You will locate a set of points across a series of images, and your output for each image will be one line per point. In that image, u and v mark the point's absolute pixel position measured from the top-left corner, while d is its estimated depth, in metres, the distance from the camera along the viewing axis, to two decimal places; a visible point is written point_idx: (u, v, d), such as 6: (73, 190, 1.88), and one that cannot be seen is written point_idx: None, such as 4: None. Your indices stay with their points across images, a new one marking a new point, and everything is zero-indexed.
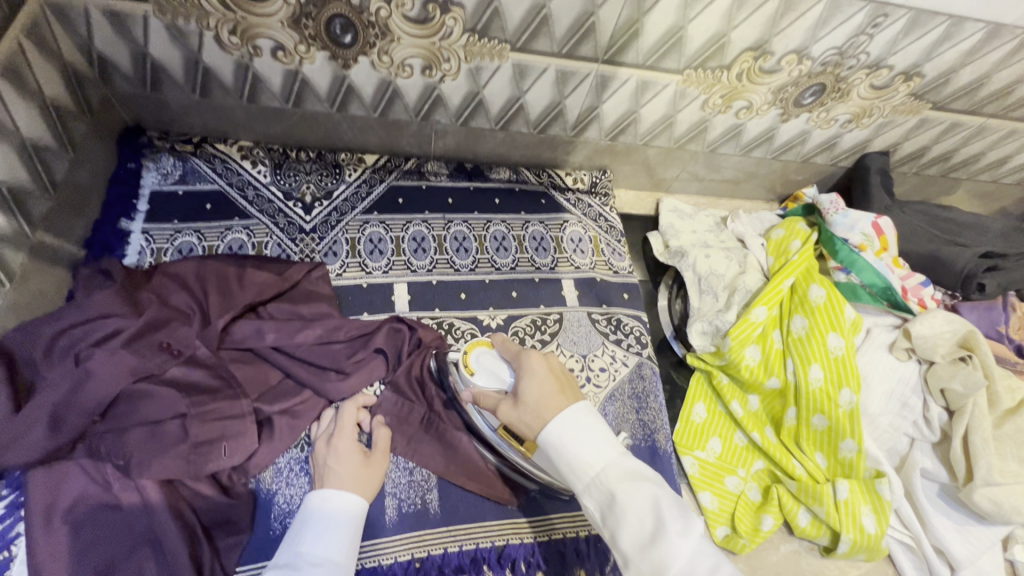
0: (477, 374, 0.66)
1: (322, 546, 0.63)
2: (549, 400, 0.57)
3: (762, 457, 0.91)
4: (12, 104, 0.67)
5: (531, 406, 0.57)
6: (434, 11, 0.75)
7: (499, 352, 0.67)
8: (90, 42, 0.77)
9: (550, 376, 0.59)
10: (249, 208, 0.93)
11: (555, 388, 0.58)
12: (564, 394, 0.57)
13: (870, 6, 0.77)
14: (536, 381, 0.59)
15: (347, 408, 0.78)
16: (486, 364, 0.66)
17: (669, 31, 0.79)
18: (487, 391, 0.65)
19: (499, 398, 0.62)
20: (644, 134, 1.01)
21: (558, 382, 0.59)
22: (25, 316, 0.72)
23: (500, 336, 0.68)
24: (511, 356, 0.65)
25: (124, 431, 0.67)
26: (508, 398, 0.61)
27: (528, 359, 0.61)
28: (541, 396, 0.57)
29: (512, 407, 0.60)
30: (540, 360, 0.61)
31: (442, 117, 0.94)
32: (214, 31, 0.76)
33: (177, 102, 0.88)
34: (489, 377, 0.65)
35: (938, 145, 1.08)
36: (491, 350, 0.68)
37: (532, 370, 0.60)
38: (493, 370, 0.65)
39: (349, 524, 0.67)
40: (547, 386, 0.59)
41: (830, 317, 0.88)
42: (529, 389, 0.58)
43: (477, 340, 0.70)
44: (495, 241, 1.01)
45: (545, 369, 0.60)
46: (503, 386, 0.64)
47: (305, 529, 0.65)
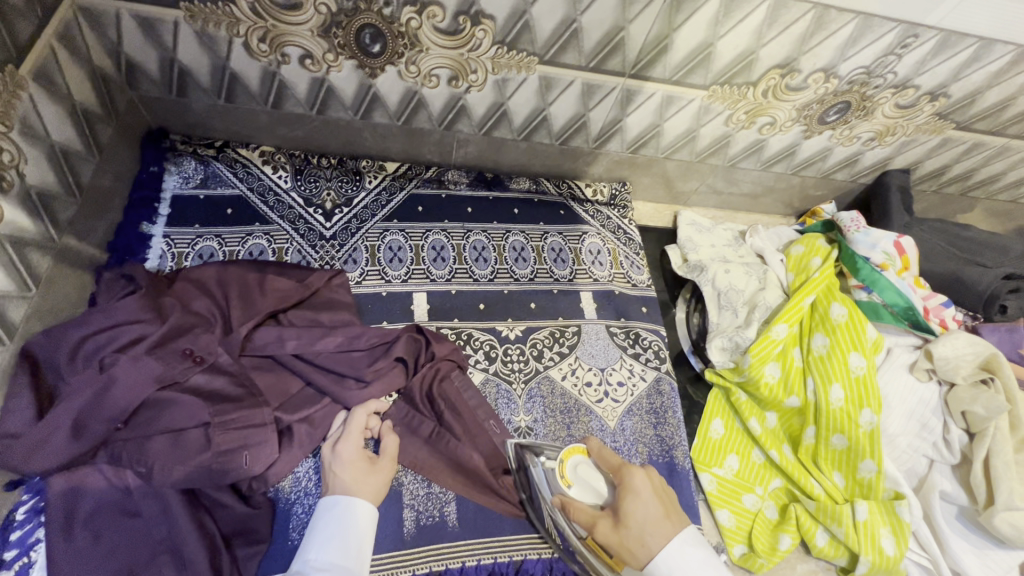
0: (573, 484, 0.68)
1: (328, 551, 0.63)
2: (656, 527, 0.59)
3: (779, 475, 0.91)
4: (43, 108, 0.67)
5: (636, 532, 0.59)
6: (464, 23, 0.75)
7: (596, 461, 0.68)
8: (119, 47, 0.77)
9: (655, 497, 0.61)
10: (269, 214, 0.93)
11: (661, 513, 0.60)
12: (668, 520, 0.60)
13: (900, 27, 0.76)
14: (643, 502, 0.61)
15: (356, 412, 0.76)
16: (583, 474, 0.68)
17: (697, 47, 0.79)
18: (582, 504, 0.66)
19: (594, 513, 0.63)
20: (666, 147, 1.01)
21: (660, 502, 0.62)
22: (48, 319, 0.71)
23: (595, 442, 0.70)
24: (610, 468, 0.67)
25: (147, 438, 0.67)
26: (607, 514, 0.63)
27: (630, 477, 0.63)
28: (648, 521, 0.60)
29: (612, 527, 0.61)
30: (643, 479, 0.63)
31: (465, 127, 0.94)
32: (243, 38, 0.76)
33: (201, 107, 0.88)
34: (586, 488, 0.67)
35: (959, 164, 1.07)
36: (588, 458, 0.69)
37: (638, 491, 0.62)
38: (589, 481, 0.67)
39: (355, 528, 0.66)
40: (652, 509, 0.61)
41: (850, 336, 0.87)
42: (636, 511, 0.60)
43: (570, 445, 0.71)
44: (514, 251, 1.01)
45: (650, 490, 0.62)
46: (600, 500, 0.66)
47: (313, 534, 0.66)
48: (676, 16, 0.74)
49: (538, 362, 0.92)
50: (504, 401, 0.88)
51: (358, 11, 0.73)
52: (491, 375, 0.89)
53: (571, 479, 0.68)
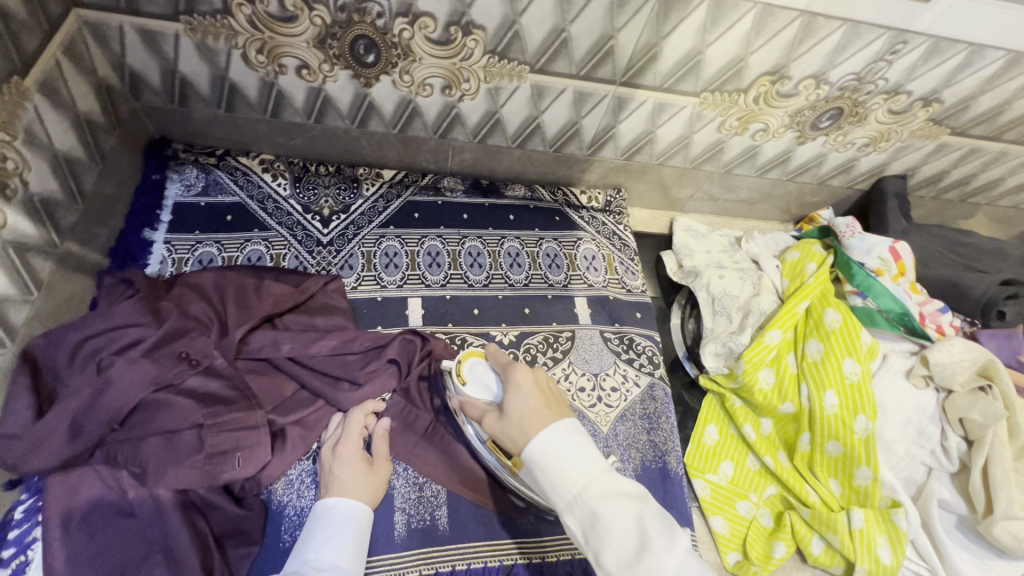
0: (468, 383, 0.66)
1: (326, 552, 0.64)
2: (533, 416, 0.55)
3: (775, 482, 0.90)
4: (48, 119, 0.70)
5: (515, 420, 0.56)
6: (455, 33, 0.76)
7: (491, 363, 0.66)
8: (123, 59, 0.79)
9: (535, 390, 0.58)
10: (268, 220, 0.94)
11: (541, 404, 0.57)
12: (548, 410, 0.56)
13: (889, 34, 0.77)
14: (522, 394, 0.58)
15: (355, 414, 0.78)
16: (478, 373, 0.66)
17: (686, 55, 0.80)
18: (477, 401, 0.64)
19: (485, 408, 0.62)
20: (660, 154, 1.02)
21: (542, 396, 0.58)
22: (50, 322, 0.73)
23: (492, 346, 0.68)
24: (500, 367, 0.65)
25: (142, 439, 0.68)
26: (495, 410, 0.60)
27: (515, 373, 0.60)
28: (526, 410, 0.56)
29: (497, 420, 0.59)
30: (526, 375, 0.60)
31: (460, 134, 0.96)
32: (242, 49, 0.79)
33: (202, 116, 0.90)
34: (479, 386, 0.65)
35: (957, 169, 1.07)
36: (484, 361, 0.68)
37: (518, 384, 0.59)
38: (483, 381, 0.65)
39: (354, 531, 0.68)
40: (532, 401, 0.57)
41: (845, 341, 0.87)
42: (515, 403, 0.57)
43: (471, 348, 0.70)
44: (509, 257, 1.02)
45: (532, 383, 0.59)
46: (491, 397, 0.64)
47: (312, 535, 0.67)
48: (664, 24, 0.75)
49: (531, 367, 0.92)
50: None
51: (352, 22, 0.75)
52: None
53: (466, 378, 0.66)
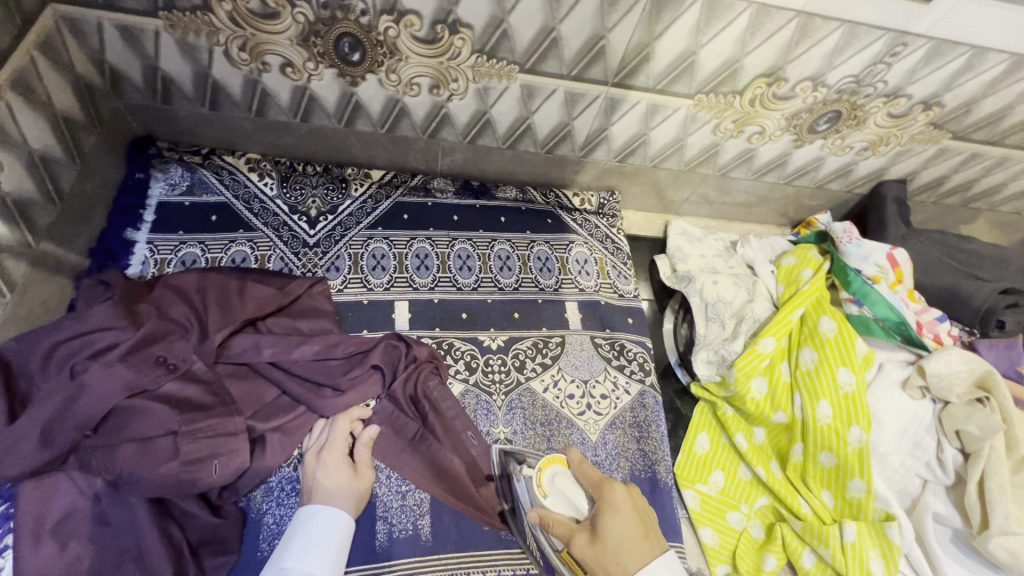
0: (550, 495, 0.66)
1: (306, 560, 0.64)
2: (635, 545, 0.57)
3: (766, 493, 0.89)
4: (22, 116, 0.68)
5: (613, 549, 0.57)
6: (442, 32, 0.74)
7: (575, 475, 0.66)
8: (102, 56, 0.78)
9: (634, 516, 0.60)
10: (253, 221, 0.93)
11: (640, 533, 0.58)
12: (648, 540, 0.58)
13: (888, 35, 0.75)
14: (622, 519, 0.59)
15: (342, 420, 0.78)
16: (561, 485, 0.66)
17: (680, 56, 0.78)
18: (560, 516, 0.64)
19: (572, 527, 0.61)
20: (654, 156, 1.00)
21: (641, 523, 0.59)
22: (24, 325, 0.71)
23: (577, 456, 0.67)
24: (590, 483, 0.64)
25: (115, 446, 0.66)
26: (584, 529, 0.60)
27: (613, 493, 0.61)
28: (627, 539, 0.58)
29: (589, 543, 0.58)
30: (624, 497, 0.61)
31: (449, 135, 0.94)
32: (224, 46, 0.77)
33: (186, 114, 0.89)
34: (563, 500, 0.65)
35: (958, 174, 1.05)
36: (567, 470, 0.67)
37: (616, 508, 0.60)
38: (568, 494, 0.65)
39: (336, 540, 0.67)
40: (631, 528, 0.59)
41: (840, 351, 0.85)
42: (613, 526, 0.58)
43: (551, 455, 0.69)
44: (499, 260, 1.00)
45: (629, 507, 0.60)
46: (577, 514, 0.64)
47: (293, 541, 0.66)
48: (656, 25, 0.73)
49: (518, 373, 0.90)
50: (483, 412, 0.86)
51: (336, 20, 0.73)
52: (471, 386, 0.88)
53: (548, 489, 0.65)
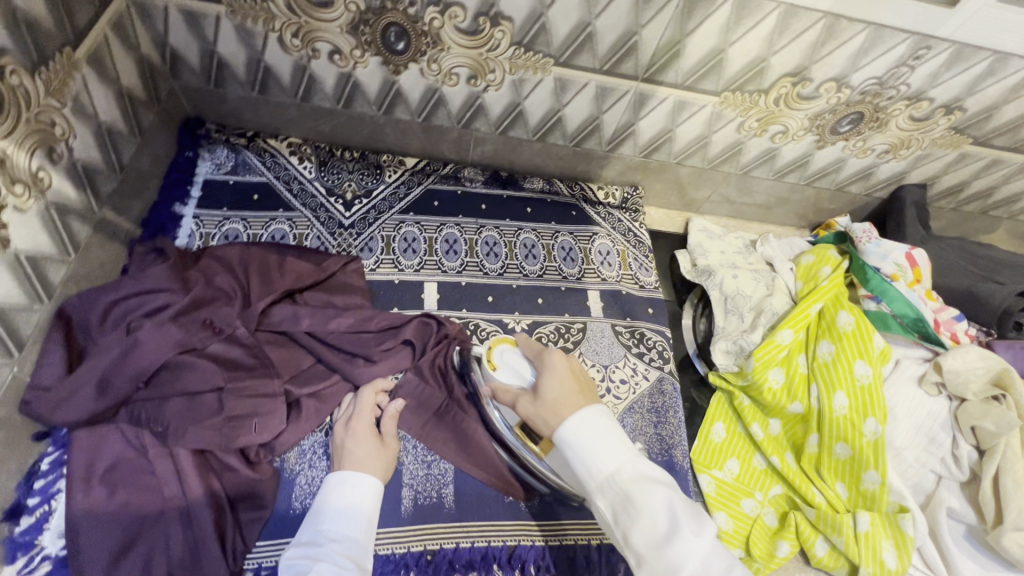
0: (499, 368, 0.68)
1: (341, 524, 0.66)
2: (566, 399, 0.57)
3: (781, 482, 0.90)
4: (94, 90, 0.73)
5: (550, 403, 0.58)
6: (484, 24, 0.78)
7: (522, 350, 0.68)
8: (165, 38, 0.83)
9: (569, 376, 0.60)
10: (293, 201, 0.97)
11: (574, 389, 0.58)
12: (581, 395, 0.58)
13: (913, 38, 0.77)
14: (556, 378, 0.60)
15: (367, 392, 0.80)
16: (508, 360, 0.68)
17: (709, 53, 0.81)
18: (508, 386, 0.66)
19: (518, 393, 0.64)
20: (678, 153, 1.03)
21: (575, 380, 0.60)
22: (84, 284, 0.76)
23: (524, 334, 0.70)
24: (533, 354, 0.67)
25: (165, 399, 0.71)
26: (528, 394, 0.62)
27: (550, 358, 0.62)
28: (559, 394, 0.58)
29: (531, 403, 0.61)
30: (561, 362, 0.62)
31: (482, 125, 0.98)
32: (278, 33, 0.82)
33: (236, 97, 0.94)
34: (511, 372, 0.67)
35: (978, 181, 1.06)
36: (515, 348, 0.70)
37: (553, 370, 0.61)
38: (515, 367, 0.67)
39: (369, 504, 0.70)
40: (566, 386, 0.59)
41: (857, 344, 0.87)
42: (548, 385, 0.60)
43: (501, 336, 0.72)
44: (525, 248, 1.03)
45: (565, 368, 0.61)
46: (523, 382, 0.66)
47: (328, 502, 0.69)
48: (688, 22, 0.77)
49: None
50: None
51: (385, 10, 0.78)
52: None
53: (496, 363, 0.68)
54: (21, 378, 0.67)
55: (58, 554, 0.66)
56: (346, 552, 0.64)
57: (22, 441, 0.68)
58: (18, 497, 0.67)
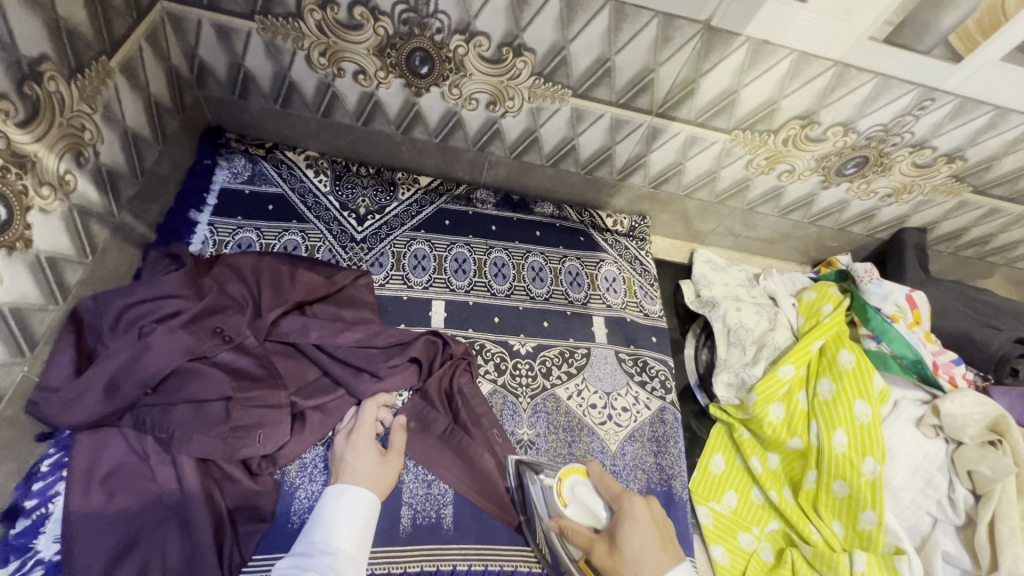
0: (570, 504, 0.71)
1: (333, 536, 0.66)
2: (652, 556, 0.64)
3: (778, 518, 0.90)
4: (123, 97, 0.75)
5: (633, 558, 0.63)
6: (507, 54, 0.81)
7: (596, 486, 0.71)
8: (195, 50, 0.86)
9: (653, 530, 0.66)
10: (307, 213, 0.98)
11: (659, 545, 0.65)
12: (665, 552, 0.65)
13: (918, 90, 0.81)
14: (641, 531, 0.65)
15: (370, 405, 0.80)
16: (581, 494, 0.71)
17: (722, 93, 0.84)
18: (579, 526, 0.69)
19: (592, 538, 0.68)
20: (687, 185, 1.05)
21: (659, 535, 0.66)
22: (98, 286, 0.77)
23: (596, 467, 0.72)
24: (610, 495, 0.70)
25: (171, 405, 0.71)
26: (605, 540, 0.67)
27: (632, 504, 0.67)
28: (643, 551, 0.64)
29: (609, 552, 0.65)
30: (644, 508, 0.67)
31: (497, 149, 1.00)
32: (306, 51, 0.84)
33: (258, 109, 0.96)
34: (582, 510, 0.70)
35: (976, 227, 1.09)
36: (586, 481, 0.72)
37: (636, 519, 0.66)
38: (587, 503, 0.70)
39: (360, 517, 0.69)
40: (650, 540, 0.65)
41: (858, 383, 0.88)
42: (633, 538, 0.65)
43: (569, 464, 0.74)
44: (532, 271, 1.05)
45: (649, 520, 0.66)
46: (597, 523, 0.70)
47: (321, 516, 0.69)
48: (703, 63, 0.80)
49: (545, 379, 0.94)
50: (509, 413, 0.89)
51: (413, 35, 0.80)
52: (499, 387, 0.91)
53: (568, 499, 0.71)
54: (30, 379, 0.67)
55: (52, 559, 0.65)
56: (336, 565, 0.63)
57: (25, 442, 0.68)
58: (15, 499, 0.66)
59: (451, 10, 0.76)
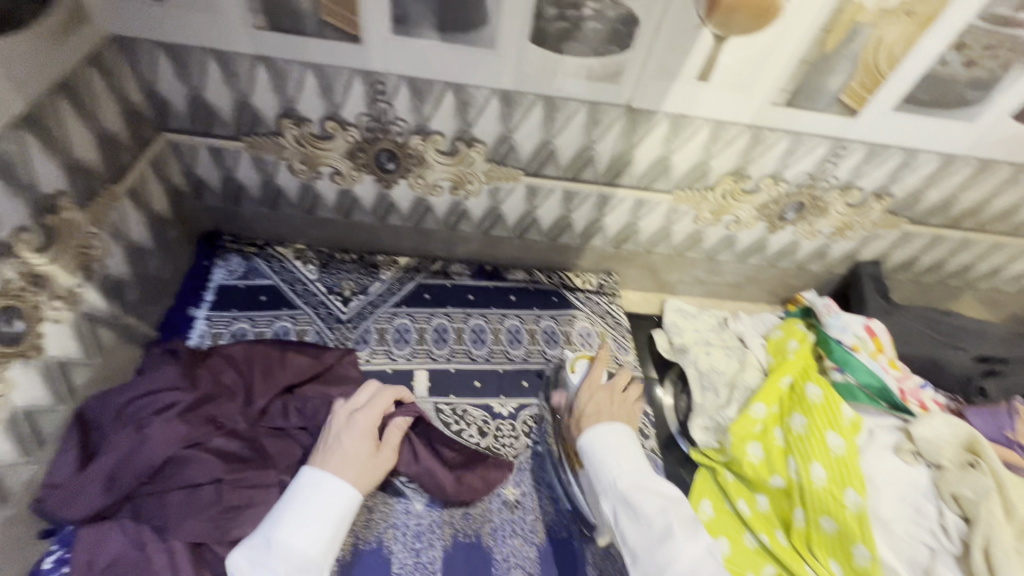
0: (574, 372, 0.97)
1: (302, 533, 0.69)
2: (601, 417, 0.87)
3: (774, 562, 0.88)
4: (130, 216, 0.87)
5: (586, 414, 0.88)
6: (461, 146, 0.92)
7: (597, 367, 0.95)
8: (193, 169, 0.98)
9: (609, 403, 0.89)
10: (297, 300, 1.07)
11: (611, 410, 0.89)
12: (614, 420, 0.87)
13: (829, 141, 0.90)
14: (600, 400, 0.90)
15: (387, 391, 0.85)
16: (582, 370, 0.97)
17: (656, 160, 0.94)
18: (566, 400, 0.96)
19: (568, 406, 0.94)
20: (645, 242, 1.13)
21: (612, 407, 0.89)
22: (103, 385, 0.84)
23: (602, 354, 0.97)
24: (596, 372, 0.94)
25: (166, 493, 0.75)
26: (575, 405, 0.92)
27: (595, 384, 0.93)
28: (595, 413, 0.88)
29: (574, 413, 0.90)
30: (606, 390, 0.92)
31: (466, 227, 1.10)
32: (288, 160, 0.96)
33: (250, 212, 1.07)
34: (580, 379, 0.96)
35: (927, 255, 1.15)
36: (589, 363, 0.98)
37: (596, 391, 0.92)
38: (583, 378, 0.96)
39: (337, 510, 0.72)
40: (604, 407, 0.89)
41: (826, 415, 0.91)
42: (590, 404, 0.89)
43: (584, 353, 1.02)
44: (510, 333, 1.11)
45: (607, 395, 0.91)
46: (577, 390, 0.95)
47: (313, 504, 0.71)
48: (633, 137, 0.90)
49: (527, 438, 0.98)
50: None
51: (378, 139, 0.92)
52: (483, 450, 0.95)
53: (574, 368, 0.98)
54: (36, 478, 0.73)
55: None
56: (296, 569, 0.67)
57: (28, 539, 0.72)
58: None
59: (407, 116, 0.88)
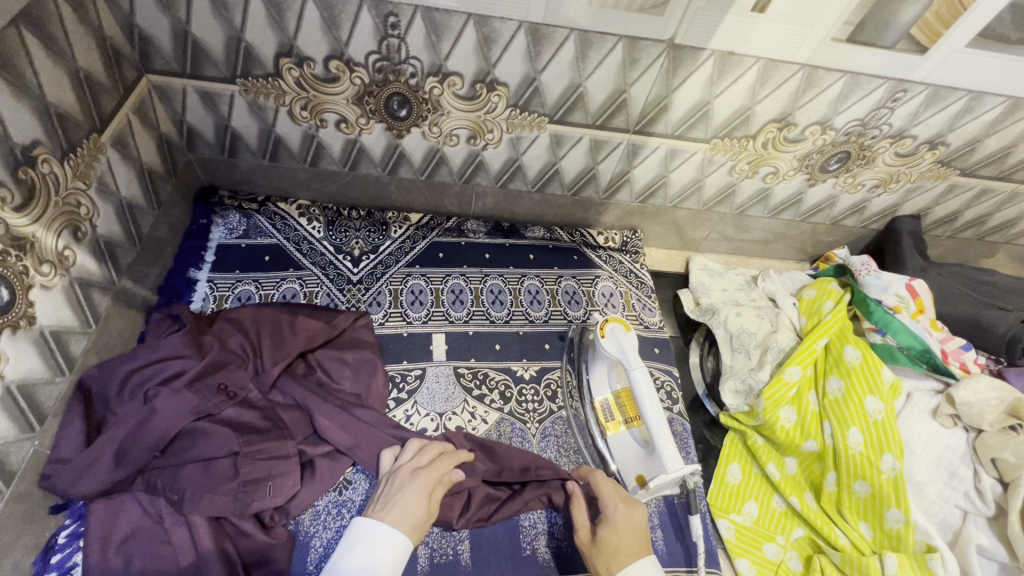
0: (606, 339, 0.84)
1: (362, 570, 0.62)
2: (623, 554, 0.68)
3: (802, 524, 0.88)
4: (116, 169, 0.79)
5: (606, 549, 0.69)
6: (481, 90, 0.83)
7: (634, 337, 0.83)
8: (182, 116, 0.89)
9: (630, 532, 0.70)
10: (303, 260, 1.00)
11: (627, 547, 0.69)
12: (633, 552, 0.69)
13: (889, 83, 0.81)
14: (618, 531, 0.70)
15: (450, 459, 0.75)
16: (617, 337, 0.84)
17: (696, 104, 0.85)
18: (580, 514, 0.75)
19: (583, 523, 0.74)
20: (674, 197, 1.06)
21: (634, 539, 0.70)
22: (103, 353, 0.79)
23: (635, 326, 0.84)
24: (635, 345, 0.82)
25: (181, 466, 0.72)
26: (588, 529, 0.73)
27: (613, 510, 0.73)
28: (615, 545, 0.69)
29: (589, 539, 0.71)
30: (623, 515, 0.72)
31: (482, 180, 1.02)
32: (288, 106, 0.87)
33: (247, 165, 0.99)
34: (614, 348, 0.83)
35: (970, 209, 1.08)
36: (626, 331, 0.84)
37: (613, 520, 0.72)
38: (619, 346, 0.83)
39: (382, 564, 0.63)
40: (625, 541, 0.69)
41: (867, 379, 0.87)
42: (608, 534, 0.70)
43: (616, 316, 0.87)
44: (529, 294, 1.05)
45: (626, 523, 0.71)
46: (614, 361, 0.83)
47: (352, 550, 0.64)
48: (673, 79, 0.81)
49: (551, 402, 0.94)
50: (518, 440, 0.89)
51: (388, 81, 0.83)
52: (506, 415, 0.91)
53: (605, 334, 0.84)
54: (41, 452, 0.68)
55: None
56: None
57: (39, 515, 0.68)
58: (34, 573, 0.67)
59: (422, 55, 0.79)
